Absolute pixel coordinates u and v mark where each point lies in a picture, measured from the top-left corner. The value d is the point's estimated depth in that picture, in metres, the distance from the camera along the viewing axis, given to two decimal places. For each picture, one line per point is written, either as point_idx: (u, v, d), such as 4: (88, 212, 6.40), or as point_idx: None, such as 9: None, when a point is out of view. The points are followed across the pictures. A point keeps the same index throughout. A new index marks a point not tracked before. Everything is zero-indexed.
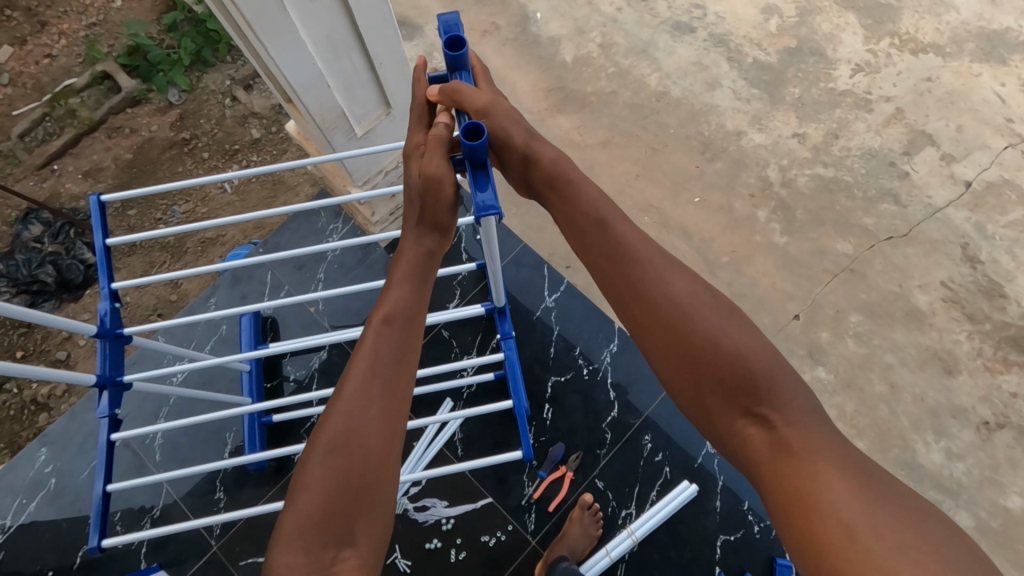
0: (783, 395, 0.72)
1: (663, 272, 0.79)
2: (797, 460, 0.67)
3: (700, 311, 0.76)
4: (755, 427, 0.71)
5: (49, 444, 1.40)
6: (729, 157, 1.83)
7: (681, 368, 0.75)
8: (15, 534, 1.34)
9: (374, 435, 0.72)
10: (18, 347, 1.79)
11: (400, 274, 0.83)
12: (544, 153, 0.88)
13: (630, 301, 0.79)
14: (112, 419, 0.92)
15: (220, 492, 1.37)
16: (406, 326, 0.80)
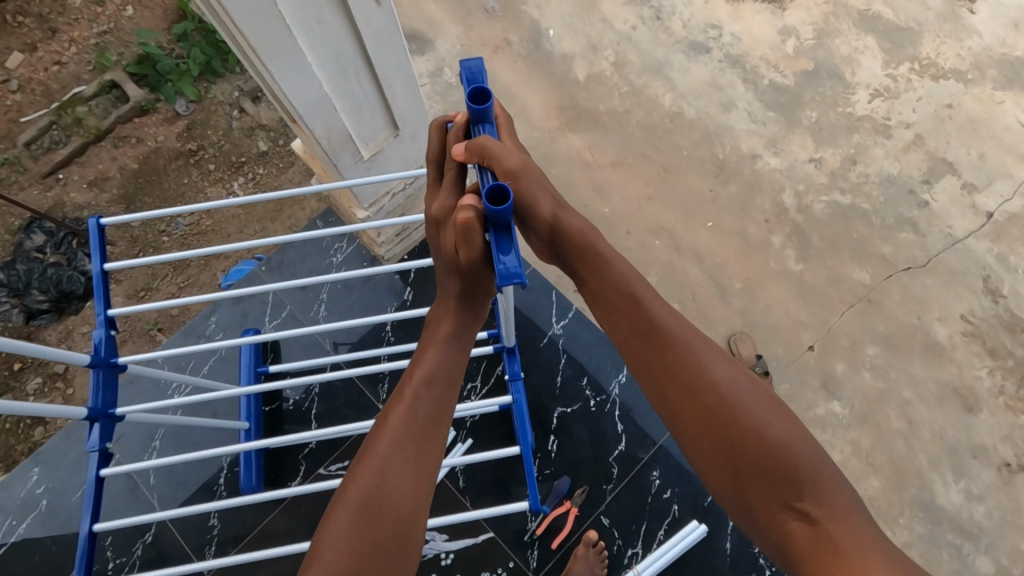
0: (827, 488, 0.67)
1: (697, 351, 0.76)
2: (845, 561, 0.62)
3: (736, 392, 0.73)
4: (797, 522, 0.66)
5: (40, 464, 1.36)
6: (743, 181, 1.79)
7: (717, 454, 0.71)
8: (4, 556, 1.30)
9: (402, 499, 0.71)
10: (16, 359, 1.77)
11: (438, 336, 0.82)
12: (572, 224, 0.83)
13: (663, 379, 0.75)
14: (102, 453, 0.88)
15: (214, 520, 1.32)
16: (440, 390, 0.79)
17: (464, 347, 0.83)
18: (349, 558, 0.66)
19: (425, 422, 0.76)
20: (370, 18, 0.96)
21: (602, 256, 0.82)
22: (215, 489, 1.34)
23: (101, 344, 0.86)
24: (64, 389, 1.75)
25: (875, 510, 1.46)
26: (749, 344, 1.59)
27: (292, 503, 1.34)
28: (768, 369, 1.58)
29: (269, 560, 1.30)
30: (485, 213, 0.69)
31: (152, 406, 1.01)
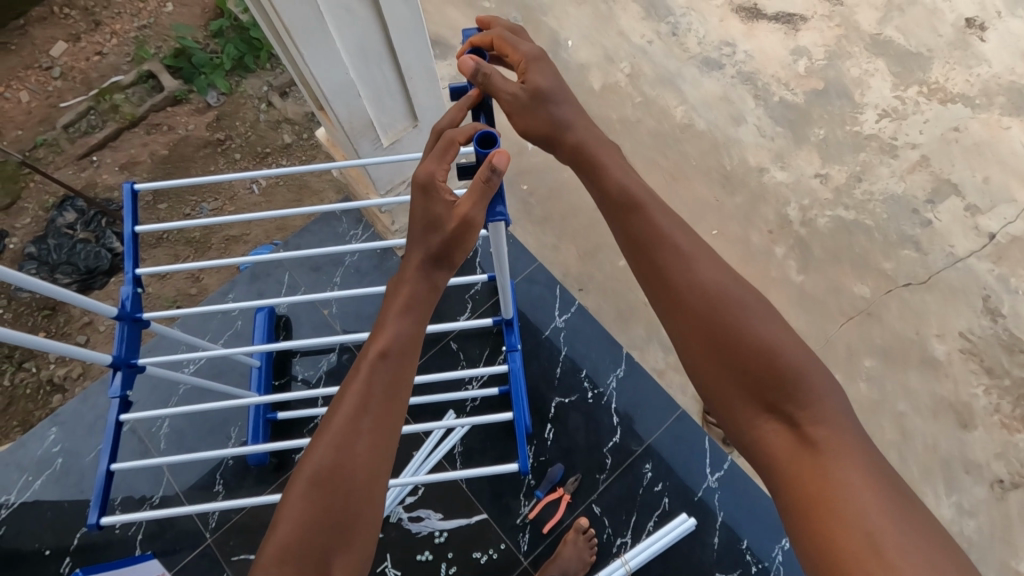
0: (810, 393, 0.72)
1: (691, 257, 0.81)
2: (819, 462, 0.67)
3: (730, 296, 0.77)
4: (777, 426, 0.72)
5: (59, 424, 1.42)
6: (749, 192, 1.84)
7: (707, 356, 0.76)
8: (18, 510, 1.35)
9: (361, 468, 0.74)
10: (41, 329, 1.86)
11: (396, 307, 0.84)
12: (576, 138, 0.89)
13: (659, 285, 0.81)
14: (123, 400, 0.94)
15: (219, 485, 1.37)
16: (398, 361, 0.81)
17: (422, 317, 0.84)
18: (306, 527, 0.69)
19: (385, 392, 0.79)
20: (396, 12, 1.03)
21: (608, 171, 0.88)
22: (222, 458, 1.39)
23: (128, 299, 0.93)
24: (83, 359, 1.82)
25: None
26: None
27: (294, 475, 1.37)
28: None
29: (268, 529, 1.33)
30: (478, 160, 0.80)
31: (170, 360, 1.07)
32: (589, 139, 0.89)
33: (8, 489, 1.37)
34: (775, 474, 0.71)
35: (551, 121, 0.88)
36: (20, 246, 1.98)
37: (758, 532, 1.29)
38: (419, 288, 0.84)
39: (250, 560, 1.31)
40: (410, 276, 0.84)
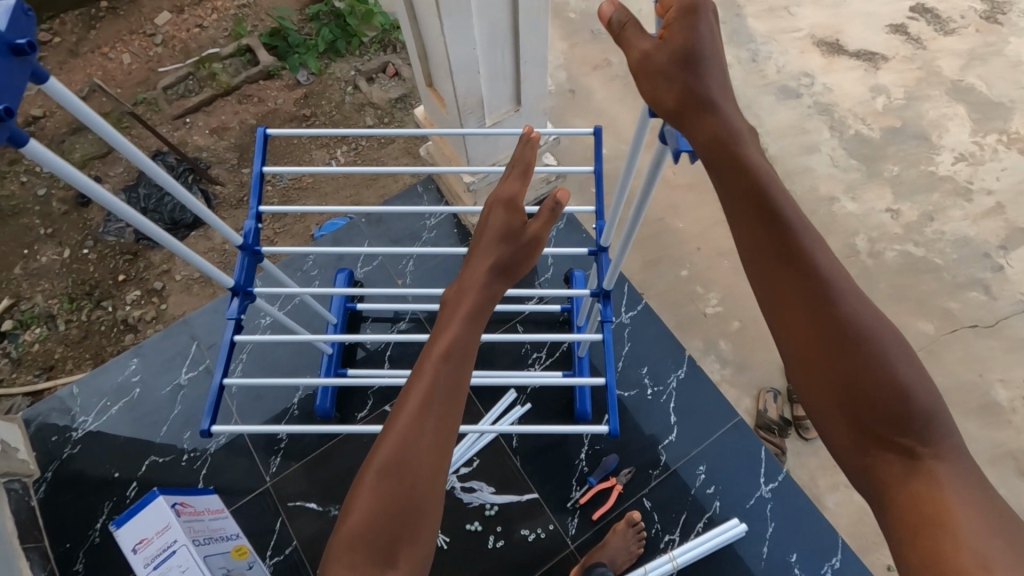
0: (930, 425, 0.59)
1: (815, 259, 0.65)
2: (937, 503, 0.56)
3: (855, 308, 0.63)
4: (894, 458, 0.60)
5: (140, 356, 1.49)
6: (817, 219, 1.85)
7: (823, 373, 0.63)
8: (94, 431, 1.42)
9: (427, 465, 0.70)
10: (123, 272, 1.96)
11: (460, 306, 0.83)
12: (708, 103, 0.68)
13: (777, 281, 0.65)
14: (236, 324, 0.98)
15: (283, 433, 1.41)
16: (463, 358, 0.78)
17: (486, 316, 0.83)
18: (376, 524, 0.66)
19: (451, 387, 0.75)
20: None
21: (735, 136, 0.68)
22: (288, 408, 1.44)
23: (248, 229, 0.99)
24: (158, 304, 1.90)
25: None
26: None
27: (356, 431, 1.41)
28: None
29: (326, 480, 1.37)
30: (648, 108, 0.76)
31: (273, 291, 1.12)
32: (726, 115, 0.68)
33: (87, 410, 1.45)
34: (883, 513, 0.60)
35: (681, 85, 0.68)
36: (111, 193, 2.10)
37: (808, 550, 1.28)
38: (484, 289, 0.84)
39: (305, 507, 1.35)
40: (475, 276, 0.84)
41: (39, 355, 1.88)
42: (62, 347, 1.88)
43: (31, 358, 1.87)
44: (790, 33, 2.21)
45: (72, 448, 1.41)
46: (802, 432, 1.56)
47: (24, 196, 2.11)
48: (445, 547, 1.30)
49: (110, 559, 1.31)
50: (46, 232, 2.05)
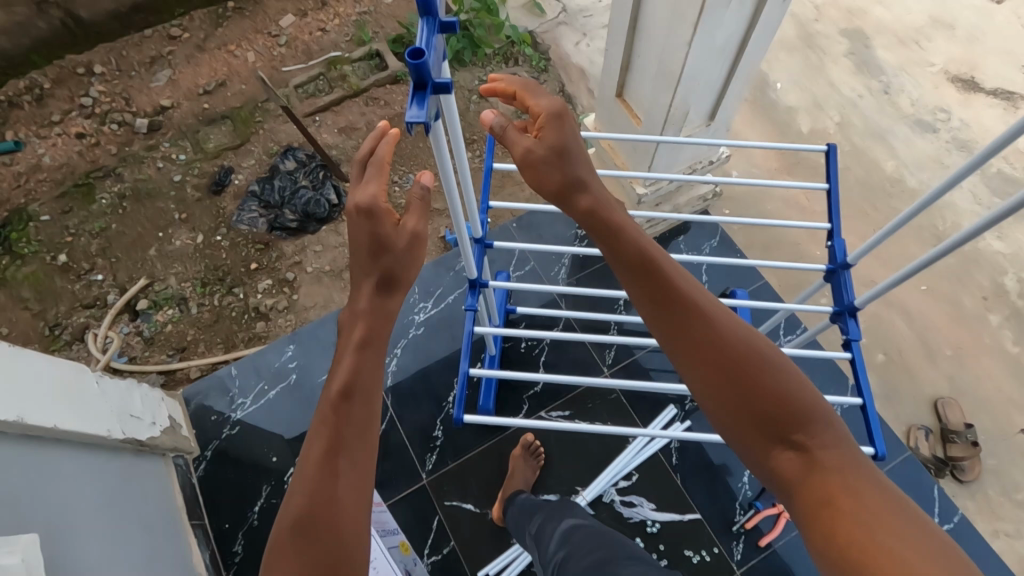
0: (815, 419, 0.68)
1: (690, 303, 0.76)
2: (831, 482, 0.64)
3: (723, 334, 0.73)
4: (792, 456, 0.67)
5: (296, 342, 1.52)
6: (962, 255, 1.80)
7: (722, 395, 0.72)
8: (253, 413, 1.45)
9: (347, 507, 0.63)
10: (255, 260, 2.00)
11: (352, 342, 0.73)
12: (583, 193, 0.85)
13: (677, 329, 0.76)
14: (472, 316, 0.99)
15: (439, 432, 1.41)
16: (365, 395, 0.70)
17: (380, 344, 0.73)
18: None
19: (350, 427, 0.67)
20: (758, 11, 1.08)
21: (600, 204, 0.85)
22: (443, 406, 1.44)
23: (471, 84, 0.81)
24: (289, 294, 1.93)
25: None
26: (958, 412, 1.56)
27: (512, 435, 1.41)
28: (977, 440, 1.53)
29: (483, 482, 1.36)
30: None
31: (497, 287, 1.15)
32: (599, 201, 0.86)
33: (245, 392, 1.47)
34: (792, 501, 0.67)
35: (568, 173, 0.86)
36: (244, 183, 2.15)
37: None
38: (376, 305, 0.75)
39: (462, 507, 1.34)
40: (363, 298, 0.76)
41: (172, 336, 1.92)
42: (194, 330, 1.92)
43: (164, 338, 1.92)
44: (923, 67, 2.18)
45: (232, 428, 1.44)
46: (957, 474, 1.50)
47: (161, 181, 2.18)
48: None
49: None
50: (180, 217, 2.11)
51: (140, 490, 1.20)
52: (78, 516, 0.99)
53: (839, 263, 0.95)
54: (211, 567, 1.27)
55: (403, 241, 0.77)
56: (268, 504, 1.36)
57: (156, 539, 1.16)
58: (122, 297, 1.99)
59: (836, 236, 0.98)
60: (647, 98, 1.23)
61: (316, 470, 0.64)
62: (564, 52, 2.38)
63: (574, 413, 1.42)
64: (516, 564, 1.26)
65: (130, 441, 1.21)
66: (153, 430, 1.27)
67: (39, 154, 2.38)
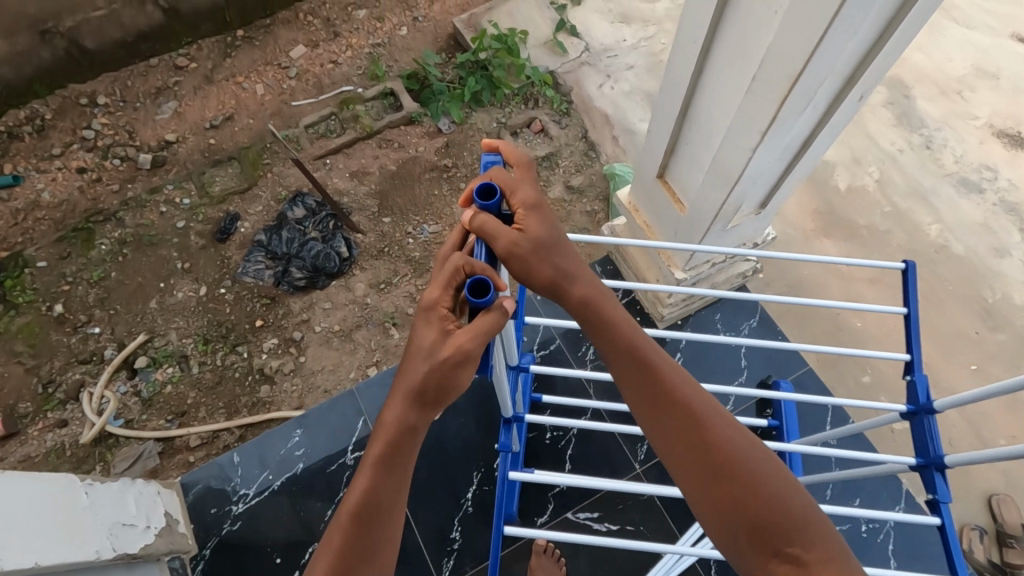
0: (808, 529, 0.66)
1: (684, 400, 0.73)
2: None
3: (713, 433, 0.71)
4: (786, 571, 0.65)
5: (304, 427, 1.42)
6: (1015, 332, 1.73)
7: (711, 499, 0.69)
8: (256, 507, 1.35)
9: None
10: (260, 317, 1.89)
11: (368, 460, 0.72)
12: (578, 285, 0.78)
13: (668, 426, 0.73)
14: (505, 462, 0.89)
15: (456, 533, 1.31)
16: (376, 515, 0.71)
17: (400, 471, 0.72)
18: None
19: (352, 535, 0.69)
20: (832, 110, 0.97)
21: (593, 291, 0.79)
22: (461, 503, 1.33)
23: (494, 178, 0.76)
24: (296, 356, 1.83)
25: None
26: (1014, 509, 1.45)
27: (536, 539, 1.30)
28: None
29: None
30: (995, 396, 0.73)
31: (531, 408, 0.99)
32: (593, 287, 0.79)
33: (248, 483, 1.37)
34: None
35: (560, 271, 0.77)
36: (250, 232, 2.05)
37: None
38: (401, 428, 0.72)
39: None
40: (386, 422, 0.72)
41: (171, 398, 1.82)
42: (194, 393, 1.82)
43: (163, 401, 1.81)
44: (968, 120, 2.07)
45: (232, 524, 1.33)
46: None
47: (164, 227, 2.09)
48: None
49: None
50: (183, 267, 2.01)
51: None
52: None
53: (922, 405, 0.84)
54: None
55: (444, 353, 0.69)
56: None
57: None
58: (120, 352, 1.89)
59: (916, 369, 0.88)
60: (695, 187, 1.13)
61: None
62: (587, 95, 2.27)
63: (604, 514, 1.31)
64: None
65: (121, 557, 1.10)
66: (147, 536, 1.17)
67: (38, 189, 2.28)
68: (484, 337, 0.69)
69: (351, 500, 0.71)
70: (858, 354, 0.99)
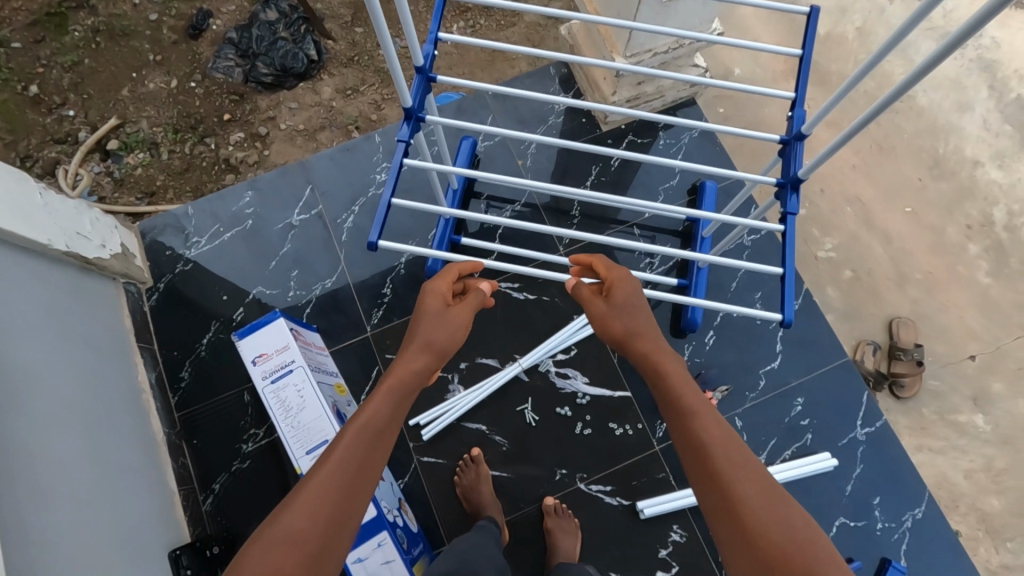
0: None
1: (725, 432, 0.70)
2: None
3: (750, 469, 0.66)
4: None
5: (255, 189, 1.51)
6: (956, 181, 1.74)
7: (739, 545, 0.61)
8: (207, 253, 1.46)
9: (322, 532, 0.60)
10: (229, 112, 1.95)
11: (384, 385, 0.77)
12: (634, 323, 0.85)
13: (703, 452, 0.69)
14: (405, 148, 0.95)
15: (388, 290, 1.43)
16: (379, 439, 0.71)
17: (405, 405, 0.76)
18: None
19: (371, 443, 0.69)
20: None
21: (645, 332, 0.84)
22: (395, 265, 1.44)
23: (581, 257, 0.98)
24: (261, 150, 1.90)
25: (987, 526, 1.46)
26: (910, 331, 1.56)
27: None
28: (923, 359, 1.55)
29: None
30: (793, 135, 0.90)
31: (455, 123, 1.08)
32: (646, 327, 0.85)
33: (201, 232, 1.48)
34: None
35: (619, 308, 0.86)
36: (222, 30, 2.05)
37: (895, 495, 1.28)
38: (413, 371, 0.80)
39: None
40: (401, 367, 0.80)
41: (141, 179, 1.90)
42: (164, 176, 1.90)
43: (134, 181, 1.90)
44: None
45: (185, 264, 1.46)
46: (896, 390, 1.53)
47: (135, 18, 2.07)
48: (534, 423, 1.33)
49: (216, 372, 1.38)
50: (155, 59, 2.02)
51: (85, 307, 1.23)
52: (35, 461, 0.93)
53: (794, 133, 0.90)
54: (157, 389, 1.33)
55: (450, 314, 0.87)
56: (216, 339, 1.40)
57: (100, 356, 1.21)
58: (93, 135, 1.95)
59: (798, 106, 0.92)
60: None
61: (315, 487, 0.63)
62: None
63: (524, 286, 1.43)
64: (448, 417, 1.31)
65: (74, 257, 1.22)
66: (102, 253, 1.29)
67: None
68: (475, 309, 0.90)
69: (362, 413, 0.72)
70: (740, 90, 1.04)
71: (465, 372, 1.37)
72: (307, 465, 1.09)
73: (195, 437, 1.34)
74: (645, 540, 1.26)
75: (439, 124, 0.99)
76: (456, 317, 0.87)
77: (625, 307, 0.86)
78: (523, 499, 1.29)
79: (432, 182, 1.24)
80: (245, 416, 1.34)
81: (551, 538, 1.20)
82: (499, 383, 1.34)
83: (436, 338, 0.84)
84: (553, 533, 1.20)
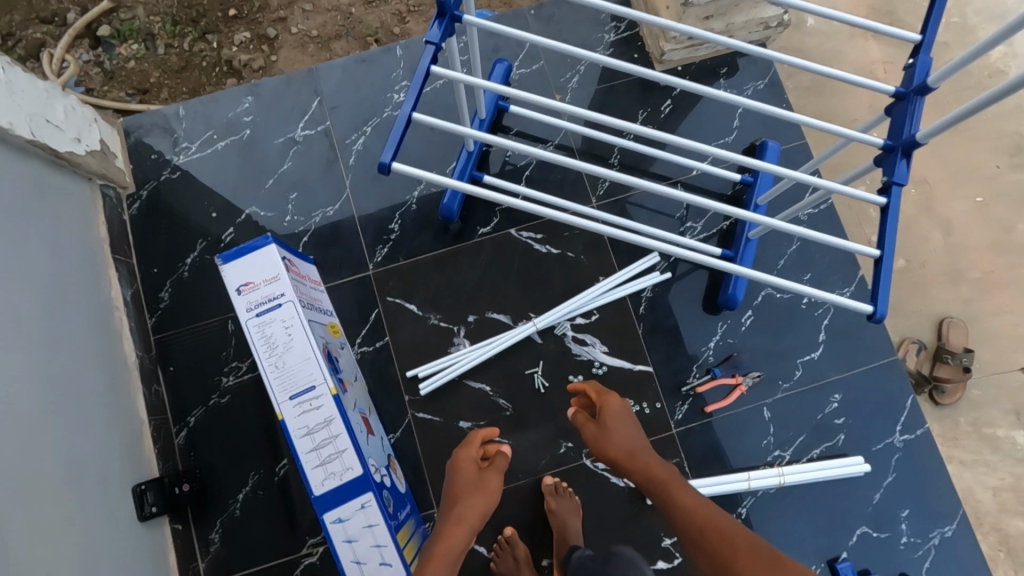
0: None
1: (714, 510, 0.83)
2: None
3: (742, 535, 0.77)
4: None
5: (256, 96, 1.33)
6: None
7: None
8: (197, 161, 1.30)
9: None
10: (234, 7, 1.73)
11: (436, 543, 0.88)
12: (628, 442, 0.98)
13: (698, 532, 0.81)
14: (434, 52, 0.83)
15: (396, 226, 1.28)
16: None
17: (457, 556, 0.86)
18: None
19: None
20: None
21: (639, 448, 0.97)
22: (406, 200, 1.29)
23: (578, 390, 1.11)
24: (267, 55, 1.70)
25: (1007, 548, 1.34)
26: (961, 334, 1.42)
27: (473, 245, 1.27)
28: (970, 366, 1.41)
29: (432, 285, 1.25)
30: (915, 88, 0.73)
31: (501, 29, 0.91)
32: (639, 444, 0.98)
33: (191, 138, 1.31)
34: None
35: (617, 436, 0.99)
36: None
37: (924, 510, 1.17)
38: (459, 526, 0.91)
39: (404, 308, 1.24)
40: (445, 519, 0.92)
41: (133, 73, 1.71)
42: (158, 73, 1.71)
43: (125, 75, 1.71)
44: None
45: (171, 172, 1.30)
46: (935, 395, 1.40)
47: None
48: (542, 390, 1.21)
49: (198, 296, 1.24)
50: None
51: (51, 207, 1.09)
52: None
53: (914, 87, 0.74)
54: (131, 306, 1.21)
55: (481, 472, 1.00)
56: (201, 259, 1.26)
57: (68, 264, 1.08)
58: (82, 17, 1.74)
59: (922, 53, 0.76)
60: None
61: None
62: None
63: (548, 238, 1.28)
64: (448, 373, 1.19)
65: (43, 149, 1.07)
66: (76, 148, 1.14)
67: None
68: (502, 463, 1.02)
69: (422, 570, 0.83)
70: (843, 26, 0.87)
71: (473, 326, 1.24)
72: (290, 411, 0.97)
73: (172, 363, 1.22)
74: (648, 528, 1.16)
75: (477, 25, 0.85)
76: (488, 480, 0.98)
77: (620, 433, 0.99)
78: (520, 470, 1.18)
79: (460, 106, 1.06)
80: (227, 348, 1.22)
81: (556, 520, 1.11)
82: (509, 342, 1.20)
83: (469, 486, 0.97)
84: (558, 515, 1.11)
